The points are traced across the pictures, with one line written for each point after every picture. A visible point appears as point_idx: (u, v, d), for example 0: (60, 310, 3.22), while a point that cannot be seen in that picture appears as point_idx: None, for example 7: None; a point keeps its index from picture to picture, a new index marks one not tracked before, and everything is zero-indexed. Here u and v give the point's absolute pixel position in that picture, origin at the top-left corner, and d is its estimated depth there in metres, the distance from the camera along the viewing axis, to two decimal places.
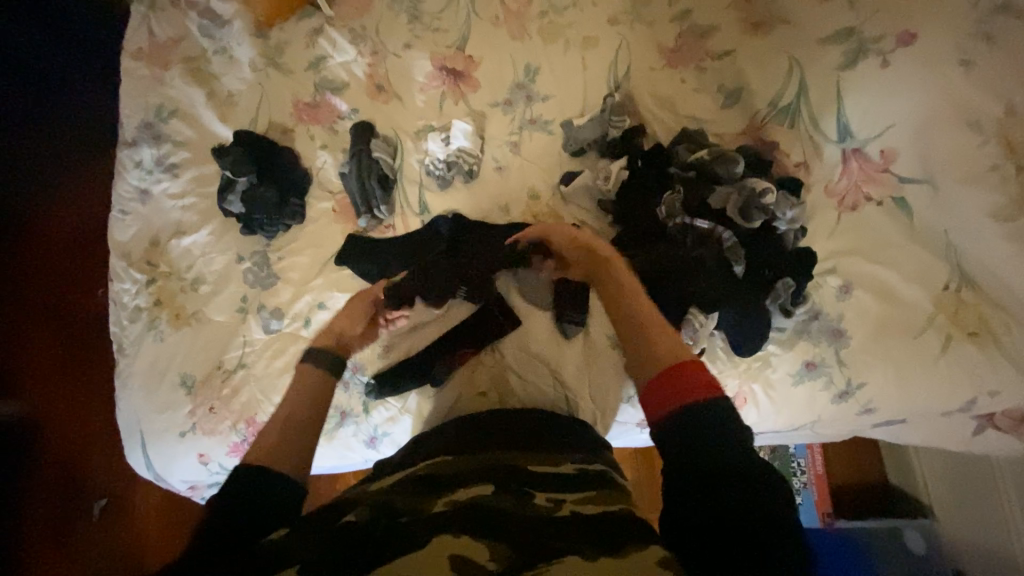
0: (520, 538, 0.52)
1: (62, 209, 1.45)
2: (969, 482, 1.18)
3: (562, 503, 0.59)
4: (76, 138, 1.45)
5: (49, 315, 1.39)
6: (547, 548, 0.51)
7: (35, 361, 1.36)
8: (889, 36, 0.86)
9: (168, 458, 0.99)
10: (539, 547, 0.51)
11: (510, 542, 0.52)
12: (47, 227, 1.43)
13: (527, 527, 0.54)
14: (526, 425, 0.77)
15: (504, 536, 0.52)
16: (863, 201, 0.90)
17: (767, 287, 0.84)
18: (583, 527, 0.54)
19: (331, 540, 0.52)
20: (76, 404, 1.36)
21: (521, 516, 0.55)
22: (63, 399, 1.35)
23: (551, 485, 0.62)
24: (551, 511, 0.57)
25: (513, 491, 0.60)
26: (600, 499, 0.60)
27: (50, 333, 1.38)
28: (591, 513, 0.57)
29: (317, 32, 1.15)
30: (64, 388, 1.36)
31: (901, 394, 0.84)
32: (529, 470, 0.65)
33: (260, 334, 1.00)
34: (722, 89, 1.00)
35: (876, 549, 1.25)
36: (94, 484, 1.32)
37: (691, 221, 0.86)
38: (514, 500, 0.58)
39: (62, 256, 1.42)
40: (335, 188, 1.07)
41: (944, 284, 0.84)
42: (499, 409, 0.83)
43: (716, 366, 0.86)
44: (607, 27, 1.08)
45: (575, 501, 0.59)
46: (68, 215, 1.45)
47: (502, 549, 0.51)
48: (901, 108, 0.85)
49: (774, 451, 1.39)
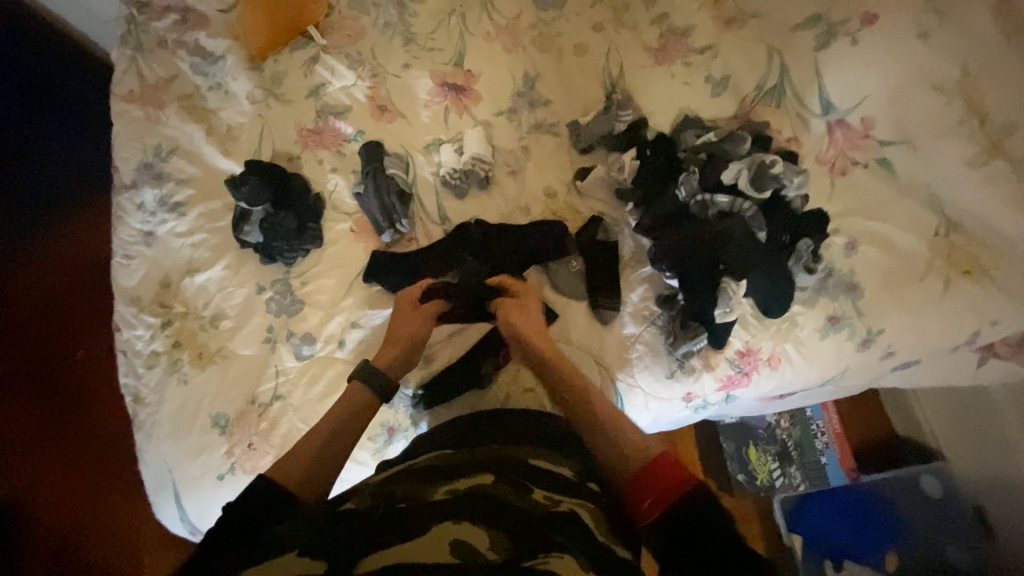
0: (519, 530, 0.54)
1: (45, 269, 1.46)
2: (969, 415, 1.27)
3: (559, 501, 0.61)
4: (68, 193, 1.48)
5: (38, 380, 1.38)
6: (543, 540, 0.53)
7: (25, 431, 1.35)
8: (853, 19, 0.97)
9: (204, 507, 0.93)
10: (537, 539, 0.53)
11: (505, 531, 0.54)
12: (37, 293, 1.44)
13: (523, 517, 0.56)
14: (524, 427, 0.80)
15: (504, 527, 0.54)
16: (851, 165, 0.99)
17: (789, 249, 0.92)
18: (578, 531, 0.56)
19: (334, 523, 0.55)
20: (68, 473, 1.32)
21: (517, 507, 0.58)
22: (49, 469, 1.32)
23: (551, 485, 0.64)
24: (548, 507, 0.59)
25: (513, 484, 0.62)
26: (593, 512, 0.61)
27: (39, 402, 1.37)
28: (584, 522, 0.58)
29: (314, 60, 1.17)
30: (56, 457, 1.33)
31: (915, 335, 0.90)
32: (529, 465, 0.68)
33: (292, 362, 0.97)
34: (710, 79, 1.08)
35: (895, 498, 1.28)
36: (94, 562, 1.26)
37: (711, 197, 0.93)
38: (514, 493, 0.60)
39: (45, 322, 1.42)
40: (351, 209, 1.07)
41: (935, 230, 0.92)
42: (501, 408, 0.87)
43: (749, 331, 0.91)
44: (595, 34, 1.16)
45: (571, 503, 0.61)
46: (61, 276, 1.46)
47: (500, 541, 0.52)
48: (873, 80, 0.96)
49: (792, 417, 1.42)
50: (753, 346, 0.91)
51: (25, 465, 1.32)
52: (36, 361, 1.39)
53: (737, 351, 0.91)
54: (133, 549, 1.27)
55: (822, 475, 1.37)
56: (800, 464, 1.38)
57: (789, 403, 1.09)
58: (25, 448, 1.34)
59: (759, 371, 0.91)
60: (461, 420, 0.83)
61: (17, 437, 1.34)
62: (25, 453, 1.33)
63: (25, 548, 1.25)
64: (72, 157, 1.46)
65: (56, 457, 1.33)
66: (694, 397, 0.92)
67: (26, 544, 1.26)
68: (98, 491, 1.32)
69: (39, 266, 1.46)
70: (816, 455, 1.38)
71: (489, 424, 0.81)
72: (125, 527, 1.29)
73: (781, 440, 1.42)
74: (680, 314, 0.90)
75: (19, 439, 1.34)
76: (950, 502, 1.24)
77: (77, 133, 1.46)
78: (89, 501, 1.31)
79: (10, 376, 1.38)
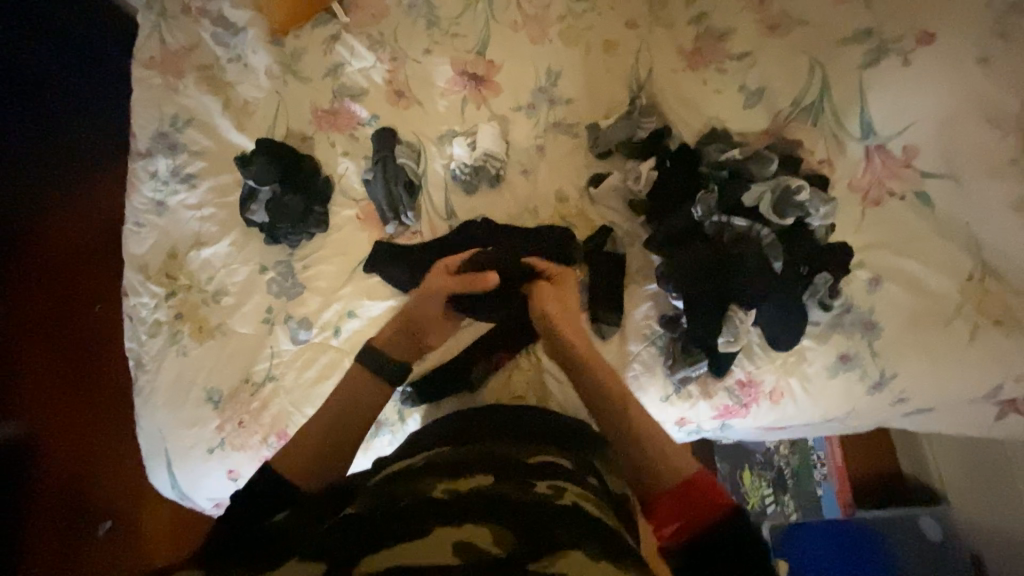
0: (525, 526, 0.50)
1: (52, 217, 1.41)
2: (976, 466, 1.18)
3: (564, 491, 0.58)
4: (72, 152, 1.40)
5: (43, 330, 1.36)
6: (551, 537, 0.49)
7: (27, 377, 1.33)
8: (908, 36, 0.91)
9: (196, 476, 0.96)
10: (545, 535, 0.49)
11: (513, 528, 0.49)
12: (54, 239, 1.40)
13: (527, 512, 0.52)
14: (526, 423, 0.76)
15: (509, 524, 0.50)
16: (886, 196, 0.92)
17: (805, 282, 0.87)
18: (586, 522, 0.53)
19: (329, 532, 0.51)
20: (68, 423, 1.32)
21: (520, 500, 0.54)
22: (52, 417, 1.32)
23: (552, 475, 0.61)
24: (551, 499, 0.55)
25: (515, 480, 0.58)
26: (598, 505, 0.59)
27: (44, 351, 1.35)
28: (591, 514, 0.55)
29: (334, 39, 1.14)
30: (58, 403, 1.33)
31: (932, 384, 0.85)
32: (530, 462, 0.64)
33: (287, 345, 0.98)
34: (744, 89, 1.02)
35: (892, 537, 1.22)
36: (95, 504, 1.28)
37: (728, 220, 0.89)
38: (516, 488, 0.56)
39: (53, 272, 1.39)
40: (359, 195, 1.06)
41: (968, 274, 0.86)
42: (497, 405, 0.82)
43: (752, 362, 0.88)
44: (627, 31, 1.10)
45: (575, 493, 0.58)
46: (74, 223, 1.41)
47: (506, 536, 0.48)
48: (923, 106, 0.89)
49: (793, 445, 1.36)
50: (755, 378, 0.87)
51: (29, 412, 1.32)
52: (45, 312, 1.37)
53: (737, 381, 0.88)
54: (136, 497, 1.29)
55: (817, 506, 1.34)
56: (795, 493, 1.35)
57: (792, 436, 1.04)
58: (22, 395, 1.32)
59: (759, 404, 0.88)
60: (453, 419, 0.79)
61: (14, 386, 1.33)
62: (26, 400, 1.32)
63: (32, 489, 1.28)
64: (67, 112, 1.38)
65: (56, 408, 1.33)
66: (688, 423, 0.90)
67: (33, 487, 1.28)
68: (99, 442, 1.32)
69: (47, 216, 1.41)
70: (813, 486, 1.34)
71: (486, 419, 0.77)
72: (123, 476, 1.29)
73: (778, 467, 1.36)
74: (681, 338, 0.87)
75: (22, 384, 1.33)
76: (950, 547, 1.18)
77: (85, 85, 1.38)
78: (88, 452, 1.31)
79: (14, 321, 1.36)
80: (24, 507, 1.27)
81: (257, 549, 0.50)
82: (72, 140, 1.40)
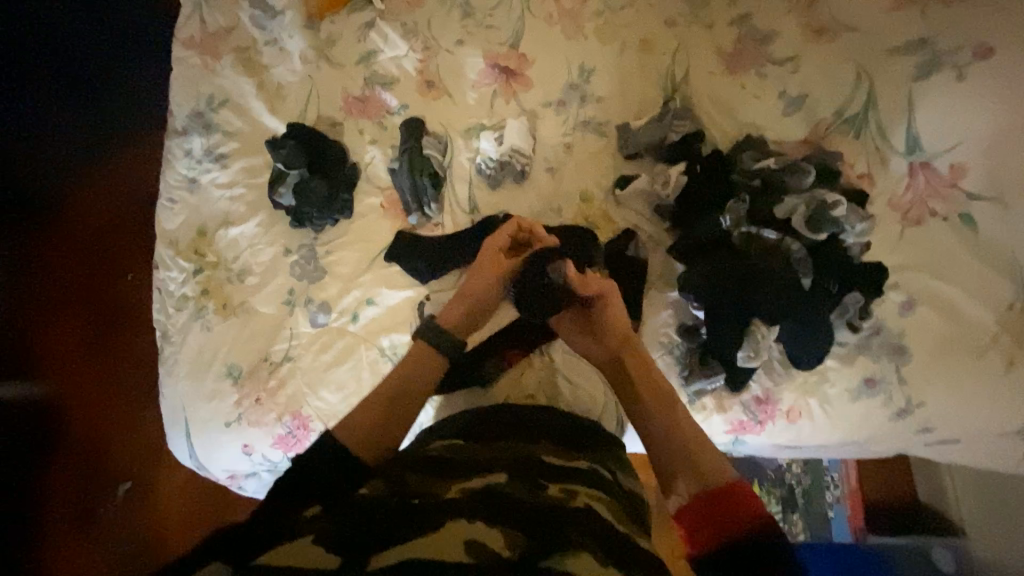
0: (535, 528, 0.50)
1: (85, 189, 1.45)
2: (1002, 503, 1.13)
3: (575, 495, 0.58)
4: (98, 123, 1.42)
5: (76, 297, 1.42)
6: (562, 539, 0.49)
7: (60, 340, 1.39)
8: (964, 50, 0.88)
9: (212, 447, 0.99)
10: (556, 537, 0.49)
11: (523, 530, 0.50)
12: (91, 209, 1.45)
13: (538, 514, 0.52)
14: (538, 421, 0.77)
15: (520, 525, 0.50)
16: (928, 215, 0.88)
17: (833, 301, 0.84)
18: (596, 528, 0.53)
19: (344, 517, 0.52)
20: (97, 387, 1.38)
21: (533, 502, 0.55)
22: (82, 380, 1.38)
23: (565, 478, 0.62)
24: (564, 502, 0.56)
25: (528, 482, 0.59)
26: (609, 507, 0.59)
27: (76, 317, 1.41)
28: (601, 517, 0.56)
29: (369, 26, 1.14)
30: (90, 364, 1.39)
31: (960, 416, 0.82)
32: (543, 461, 0.65)
33: (306, 328, 1.00)
34: (784, 96, 0.98)
35: (905, 567, 1.18)
36: (117, 467, 1.34)
37: (758, 232, 0.86)
38: (528, 491, 0.57)
39: (87, 243, 1.44)
40: (384, 184, 1.07)
41: (1009, 304, 0.82)
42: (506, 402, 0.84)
43: (772, 379, 0.85)
44: (665, 30, 1.07)
45: (587, 496, 0.59)
46: (110, 195, 1.46)
47: (517, 537, 0.49)
48: (976, 124, 0.86)
49: (806, 464, 1.32)
50: (772, 395, 0.85)
51: (58, 373, 1.37)
52: (77, 280, 1.43)
53: (754, 397, 0.86)
54: (155, 461, 1.34)
55: (826, 529, 1.30)
56: (804, 513, 1.31)
57: (807, 456, 1.02)
58: (52, 357, 1.38)
59: (775, 422, 0.86)
60: (465, 418, 0.79)
61: (45, 346, 1.38)
62: (56, 361, 1.38)
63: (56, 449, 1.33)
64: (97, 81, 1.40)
65: (86, 371, 1.39)
66: None
67: (59, 446, 1.33)
68: (125, 407, 1.38)
69: (78, 185, 1.45)
70: (823, 507, 1.31)
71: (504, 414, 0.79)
72: (144, 441, 1.35)
73: (789, 486, 1.32)
74: (699, 349, 0.87)
75: (54, 345, 1.38)
76: None
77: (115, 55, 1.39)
78: (114, 416, 1.37)
79: (50, 285, 1.41)
80: (47, 465, 1.31)
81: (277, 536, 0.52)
82: (107, 110, 1.42)
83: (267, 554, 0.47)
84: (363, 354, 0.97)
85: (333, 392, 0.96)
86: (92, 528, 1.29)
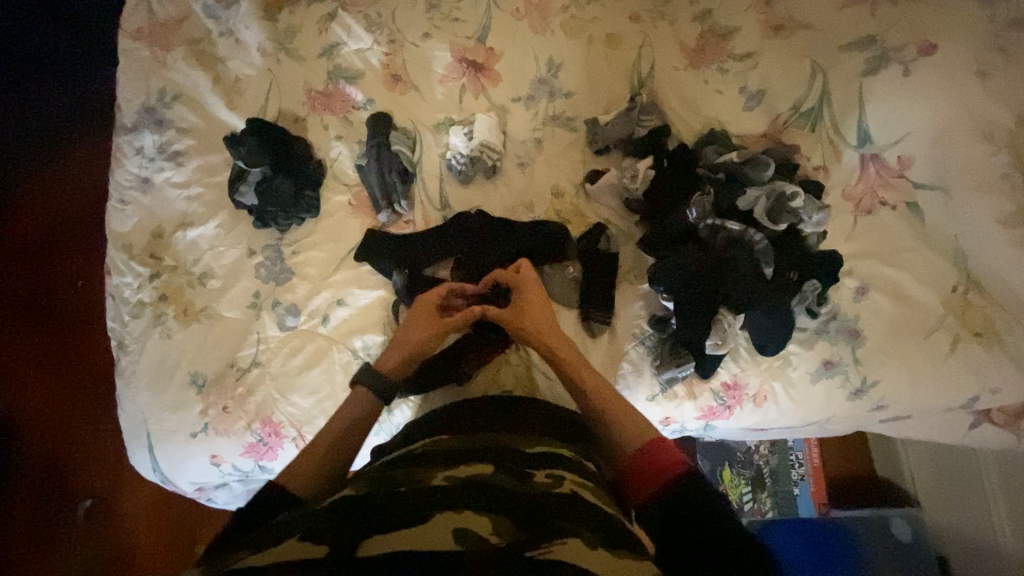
0: (522, 514, 0.49)
1: (26, 190, 1.35)
2: (951, 472, 1.21)
3: (561, 480, 0.58)
4: (45, 122, 1.34)
5: (21, 306, 1.32)
6: (549, 526, 0.48)
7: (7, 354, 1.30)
8: (910, 46, 0.92)
9: (179, 459, 0.95)
10: (544, 524, 0.48)
11: (512, 517, 0.49)
12: (33, 210, 1.35)
13: (526, 501, 0.52)
14: (522, 414, 0.76)
15: (507, 511, 0.49)
16: (879, 205, 0.93)
17: (794, 288, 0.88)
18: (583, 513, 0.53)
19: (329, 513, 0.50)
20: (52, 401, 1.30)
21: (520, 491, 0.53)
22: (32, 396, 1.29)
23: (551, 465, 0.62)
24: (551, 490, 0.55)
25: (513, 471, 0.58)
26: (594, 491, 0.60)
27: (24, 328, 1.32)
28: (588, 501, 0.56)
29: (331, 17, 1.10)
30: (41, 379, 1.30)
31: (911, 393, 0.87)
32: (528, 451, 0.64)
33: (275, 331, 0.97)
34: (745, 91, 1.01)
35: (864, 537, 1.24)
36: (76, 484, 1.26)
37: (723, 223, 0.89)
38: (513, 478, 0.56)
39: (30, 250, 1.34)
40: (351, 181, 1.04)
41: (953, 287, 0.87)
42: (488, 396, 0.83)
43: (738, 365, 0.89)
44: (630, 24, 1.08)
45: (574, 483, 0.58)
46: (51, 196, 1.35)
47: (504, 524, 0.48)
48: (920, 117, 0.90)
49: (774, 445, 1.37)
50: (740, 381, 0.89)
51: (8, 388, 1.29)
52: (22, 288, 1.33)
53: (723, 383, 0.89)
54: (117, 475, 1.28)
55: (792, 504, 1.36)
56: (772, 491, 1.36)
57: (774, 437, 1.07)
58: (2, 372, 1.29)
59: (743, 406, 0.90)
60: (442, 414, 0.77)
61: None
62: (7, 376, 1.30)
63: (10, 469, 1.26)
64: (45, 79, 1.34)
65: (38, 386, 1.30)
66: (673, 422, 0.92)
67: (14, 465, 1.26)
68: (84, 422, 1.30)
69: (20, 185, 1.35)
70: (790, 485, 1.37)
71: (483, 409, 0.77)
72: (101, 453, 1.28)
73: (757, 466, 1.38)
74: (670, 339, 0.89)
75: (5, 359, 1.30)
76: (919, 549, 1.20)
77: (67, 55, 1.34)
78: (69, 431, 1.29)
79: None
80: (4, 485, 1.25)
81: (253, 540, 0.49)
82: (55, 107, 1.34)
83: (248, 557, 0.44)
84: (335, 357, 0.95)
85: (306, 396, 0.94)
86: (50, 550, 1.23)
